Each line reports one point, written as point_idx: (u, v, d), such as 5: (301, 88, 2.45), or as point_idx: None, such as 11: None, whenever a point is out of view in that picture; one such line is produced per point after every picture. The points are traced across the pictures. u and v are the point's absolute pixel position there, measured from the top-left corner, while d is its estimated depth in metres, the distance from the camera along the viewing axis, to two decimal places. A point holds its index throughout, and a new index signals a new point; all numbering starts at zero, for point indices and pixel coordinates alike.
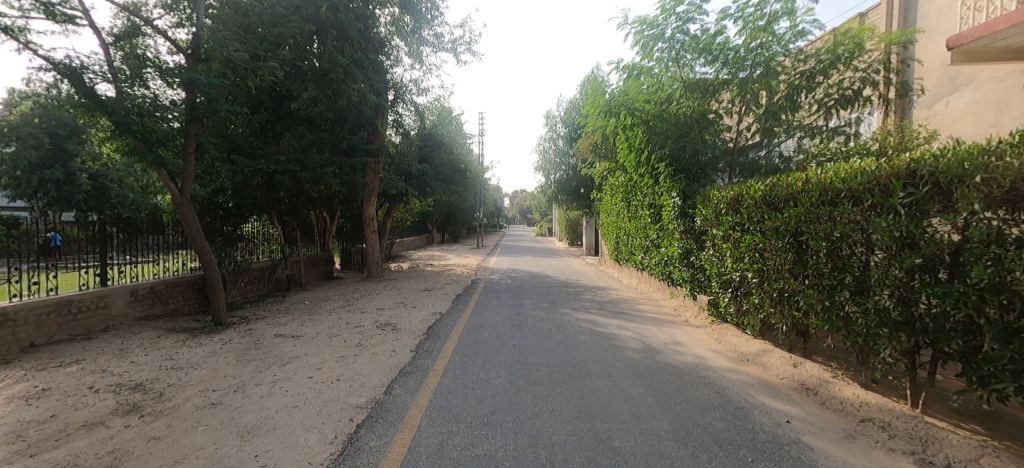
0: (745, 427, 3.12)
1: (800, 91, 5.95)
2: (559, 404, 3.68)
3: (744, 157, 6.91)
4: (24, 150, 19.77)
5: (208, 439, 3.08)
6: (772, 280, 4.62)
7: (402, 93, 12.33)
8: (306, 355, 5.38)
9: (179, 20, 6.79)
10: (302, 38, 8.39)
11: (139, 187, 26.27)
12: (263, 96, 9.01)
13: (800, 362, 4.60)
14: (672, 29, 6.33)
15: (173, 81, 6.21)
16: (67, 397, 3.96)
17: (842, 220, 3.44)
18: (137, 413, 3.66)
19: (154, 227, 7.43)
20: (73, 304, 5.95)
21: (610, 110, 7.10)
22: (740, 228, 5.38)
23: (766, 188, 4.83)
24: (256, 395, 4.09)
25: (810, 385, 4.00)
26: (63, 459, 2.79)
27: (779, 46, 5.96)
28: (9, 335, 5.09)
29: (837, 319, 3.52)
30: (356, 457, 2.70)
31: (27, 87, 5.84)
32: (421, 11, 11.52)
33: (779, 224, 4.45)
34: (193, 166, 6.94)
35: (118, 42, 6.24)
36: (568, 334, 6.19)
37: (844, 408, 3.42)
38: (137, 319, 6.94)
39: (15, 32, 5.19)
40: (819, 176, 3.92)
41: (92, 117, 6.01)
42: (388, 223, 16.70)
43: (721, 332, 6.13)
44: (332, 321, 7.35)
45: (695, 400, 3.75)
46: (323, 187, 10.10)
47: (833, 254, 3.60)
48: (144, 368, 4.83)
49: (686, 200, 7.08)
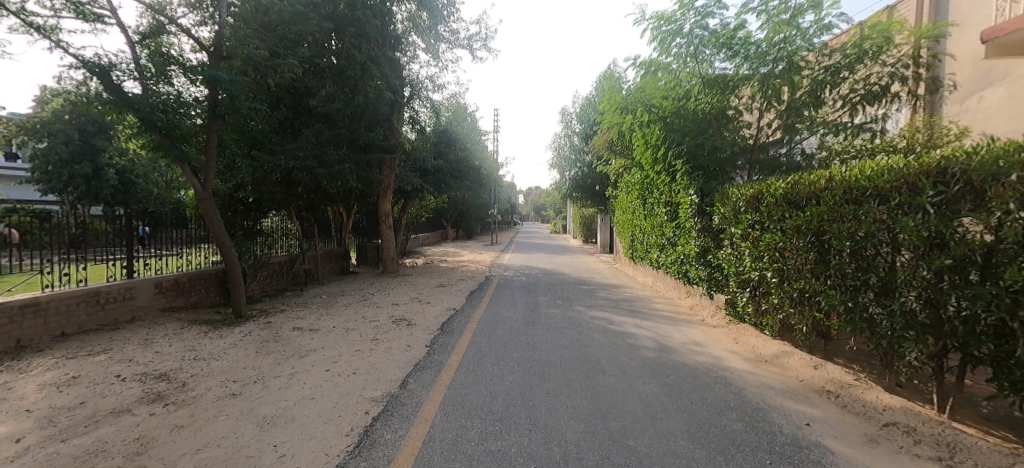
0: (762, 428, 3.07)
1: (823, 87, 5.73)
2: (574, 401, 3.67)
3: (765, 154, 6.68)
4: (56, 146, 20.24)
5: (229, 428, 3.15)
6: (792, 280, 4.52)
7: (417, 90, 12.43)
8: (323, 348, 5.47)
9: (202, 18, 6.89)
10: (320, 35, 8.50)
11: (163, 182, 27.02)
12: (281, 93, 9.16)
13: (820, 364, 4.52)
14: (690, 24, 6.21)
15: (196, 78, 6.33)
16: (95, 385, 4.10)
17: (867, 219, 3.35)
18: (162, 402, 3.76)
19: (178, 221, 7.59)
20: (101, 294, 6.13)
21: (626, 107, 7.07)
22: (759, 227, 5.25)
23: (787, 186, 4.72)
24: (275, 386, 4.17)
25: (832, 389, 3.91)
26: (91, 444, 2.88)
27: (801, 40, 5.76)
28: (41, 324, 5.27)
29: (859, 321, 3.43)
30: (371, 450, 2.74)
31: (58, 85, 6.06)
32: (438, 7, 11.56)
33: (800, 223, 4.35)
34: (215, 161, 7.07)
35: (144, 41, 6.35)
36: (583, 331, 6.15)
37: (867, 412, 3.33)
38: (161, 310, 7.13)
39: (47, 31, 5.35)
40: (844, 174, 3.81)
41: (118, 113, 6.14)
42: (403, 218, 16.89)
43: (738, 332, 6.02)
44: (348, 315, 7.45)
45: (712, 401, 3.70)
46: (340, 183, 10.05)
47: (857, 254, 3.50)
48: (168, 359, 4.96)
49: (704, 198, 6.96)
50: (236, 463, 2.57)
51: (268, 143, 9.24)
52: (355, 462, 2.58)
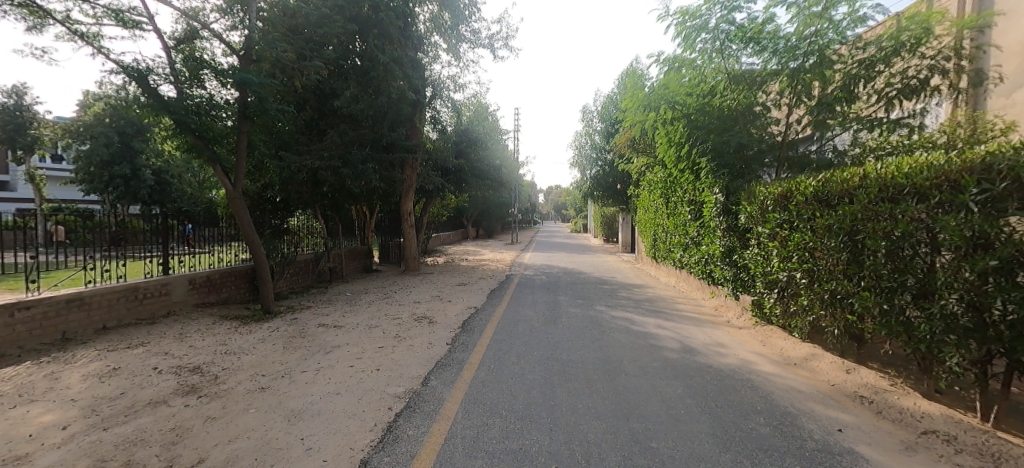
0: (792, 433, 2.99)
1: (857, 81, 5.52)
2: (595, 401, 3.65)
3: (794, 151, 6.50)
4: (96, 148, 21.30)
5: (259, 421, 3.25)
6: (823, 281, 4.37)
7: (438, 90, 12.61)
8: (348, 344, 5.58)
9: (233, 23, 7.10)
10: (344, 37, 8.66)
11: (196, 182, 28.10)
12: (308, 94, 9.39)
13: (853, 368, 4.37)
14: (716, 19, 6.07)
15: (227, 81, 6.51)
16: (134, 376, 4.28)
17: (904, 218, 3.22)
18: (196, 394, 3.90)
19: (209, 220, 7.87)
20: (140, 290, 6.40)
21: (649, 105, 6.98)
22: (788, 226, 5.11)
23: (818, 184, 4.58)
24: (301, 381, 4.28)
25: (865, 394, 3.77)
26: (131, 433, 3.01)
27: (834, 33, 5.59)
28: (84, 317, 5.54)
29: (896, 325, 3.31)
30: (395, 445, 2.78)
31: (99, 90, 6.35)
32: (460, 7, 11.62)
33: (832, 222, 4.21)
34: (245, 162, 7.28)
35: (179, 46, 6.57)
36: (604, 331, 6.10)
37: (904, 419, 3.20)
38: (194, 306, 7.40)
39: (90, 39, 5.60)
40: (879, 171, 3.67)
41: (155, 116, 6.40)
42: (425, 217, 17.12)
43: (765, 335, 5.87)
44: (371, 312, 7.58)
45: (738, 404, 3.62)
46: (364, 182, 10.21)
47: (893, 255, 3.37)
48: (201, 352, 5.15)
49: (729, 197, 6.81)
50: (266, 455, 2.64)
51: (295, 144, 9.49)
52: (378, 457, 2.62)
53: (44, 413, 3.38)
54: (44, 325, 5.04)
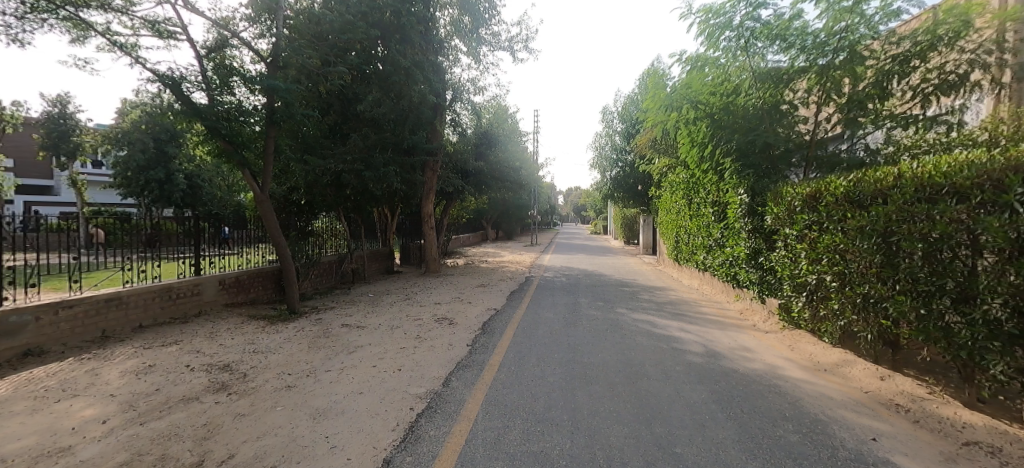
0: (822, 441, 2.90)
1: (890, 77, 5.33)
2: (617, 405, 3.61)
3: (823, 150, 6.30)
4: (133, 154, 22.34)
5: (285, 419, 3.33)
6: (855, 284, 4.22)
7: (459, 93, 12.72)
8: (370, 344, 5.67)
9: (261, 31, 7.32)
10: (367, 43, 8.80)
11: (226, 185, 29.12)
12: (332, 99, 9.61)
13: (888, 375, 4.21)
14: (741, 16, 5.96)
15: (255, 88, 6.70)
16: (168, 373, 4.45)
17: (942, 219, 3.09)
18: (226, 391, 4.03)
19: (238, 222, 8.13)
20: (173, 290, 6.64)
21: (671, 104, 6.90)
22: (817, 227, 4.97)
23: (850, 184, 4.44)
24: (326, 380, 4.37)
25: (901, 402, 3.62)
26: (165, 428, 3.13)
27: (866, 28, 5.41)
28: (122, 316, 5.78)
29: (935, 330, 3.17)
30: (417, 445, 2.80)
31: (136, 98, 6.64)
32: (480, 10, 11.70)
33: (864, 223, 4.06)
34: (271, 166, 7.47)
35: (210, 54, 6.80)
36: (625, 334, 6.03)
37: (943, 428, 3.06)
38: (224, 305, 7.63)
39: (129, 49, 5.86)
40: (915, 171, 3.53)
41: (188, 122, 6.66)
42: (444, 219, 17.28)
43: (793, 339, 5.71)
44: (393, 313, 7.70)
45: (765, 410, 3.53)
46: (385, 185, 10.45)
47: (931, 257, 3.23)
48: (230, 351, 5.31)
49: (755, 197, 6.65)
50: (293, 452, 2.70)
51: (319, 148, 9.71)
52: (401, 456, 2.65)
53: (86, 407, 3.54)
54: (85, 323, 5.27)
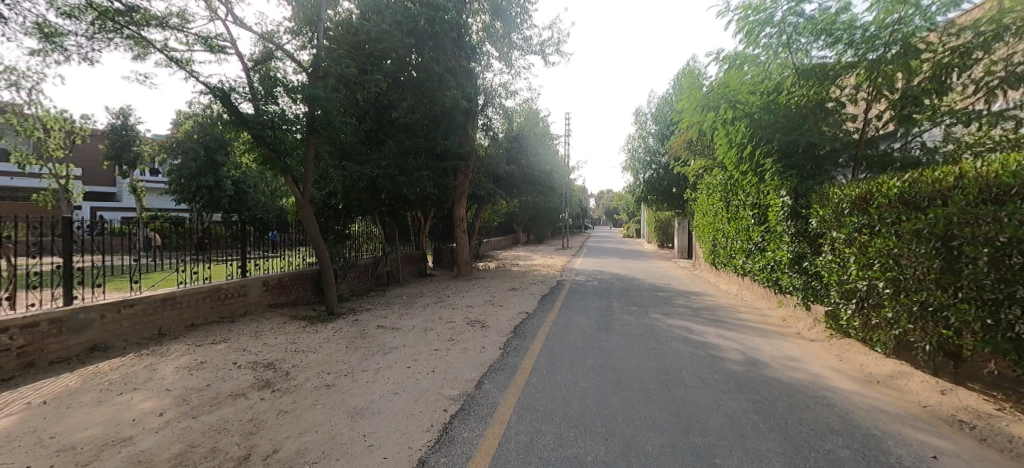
0: (877, 457, 2.74)
1: (948, 71, 5.02)
2: (652, 412, 3.53)
3: (874, 149, 5.99)
4: (186, 162, 23.94)
5: (325, 416, 3.44)
6: (911, 291, 3.96)
7: (490, 98, 12.87)
8: (405, 346, 5.79)
9: (303, 43, 7.63)
10: (402, 51, 9.01)
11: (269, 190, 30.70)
12: (369, 107, 9.72)
13: (949, 389, 3.93)
14: (784, 11, 5.73)
15: (297, 97, 7.00)
16: (218, 369, 4.70)
17: (1011, 222, 2.87)
18: (270, 388, 4.21)
19: (280, 226, 8.48)
20: (222, 290, 6.99)
21: (708, 104, 6.71)
22: (867, 231, 4.71)
23: (904, 185, 4.19)
24: (363, 380, 4.49)
25: (965, 419, 3.37)
26: (215, 422, 3.30)
27: (921, 20, 5.09)
28: (176, 314, 6.14)
29: (1004, 340, 2.95)
30: (451, 447, 2.83)
31: (189, 109, 7.06)
32: (511, 15, 11.82)
33: (921, 226, 3.81)
34: (311, 172, 7.74)
35: (257, 66, 7.14)
36: (660, 340, 5.90)
37: (1015, 449, 2.82)
38: (267, 306, 7.97)
39: (184, 64, 6.24)
40: (980, 170, 3.32)
41: (235, 131, 7.03)
42: (476, 222, 17.45)
43: (842, 348, 5.43)
44: (428, 315, 7.83)
45: (811, 422, 3.36)
46: (419, 189, 10.74)
47: (998, 263, 3.00)
48: (274, 349, 5.55)
49: (798, 199, 6.39)
50: (332, 449, 2.79)
51: (356, 154, 10.01)
52: (435, 457, 2.68)
53: (145, 400, 3.79)
54: (144, 321, 5.64)
